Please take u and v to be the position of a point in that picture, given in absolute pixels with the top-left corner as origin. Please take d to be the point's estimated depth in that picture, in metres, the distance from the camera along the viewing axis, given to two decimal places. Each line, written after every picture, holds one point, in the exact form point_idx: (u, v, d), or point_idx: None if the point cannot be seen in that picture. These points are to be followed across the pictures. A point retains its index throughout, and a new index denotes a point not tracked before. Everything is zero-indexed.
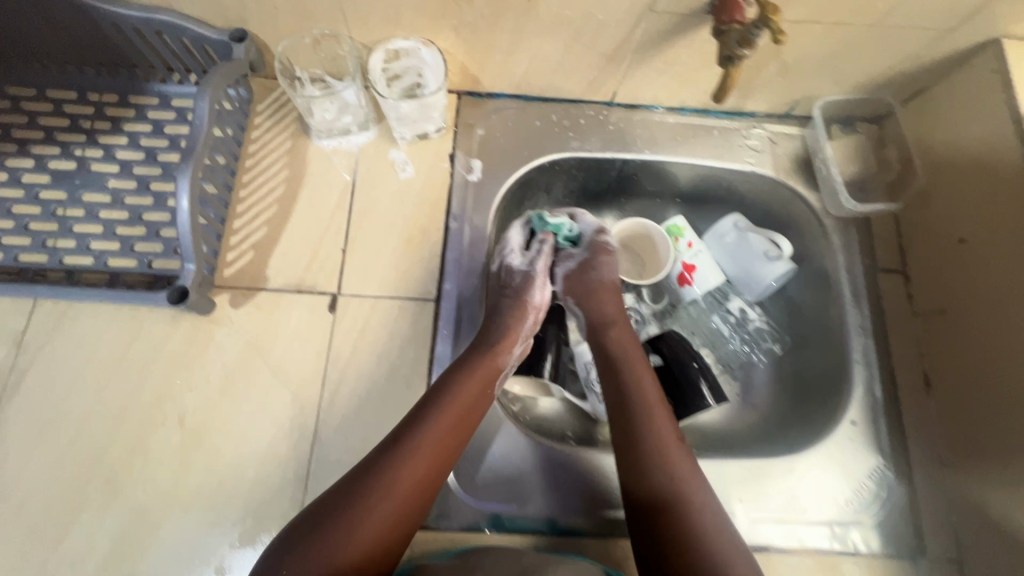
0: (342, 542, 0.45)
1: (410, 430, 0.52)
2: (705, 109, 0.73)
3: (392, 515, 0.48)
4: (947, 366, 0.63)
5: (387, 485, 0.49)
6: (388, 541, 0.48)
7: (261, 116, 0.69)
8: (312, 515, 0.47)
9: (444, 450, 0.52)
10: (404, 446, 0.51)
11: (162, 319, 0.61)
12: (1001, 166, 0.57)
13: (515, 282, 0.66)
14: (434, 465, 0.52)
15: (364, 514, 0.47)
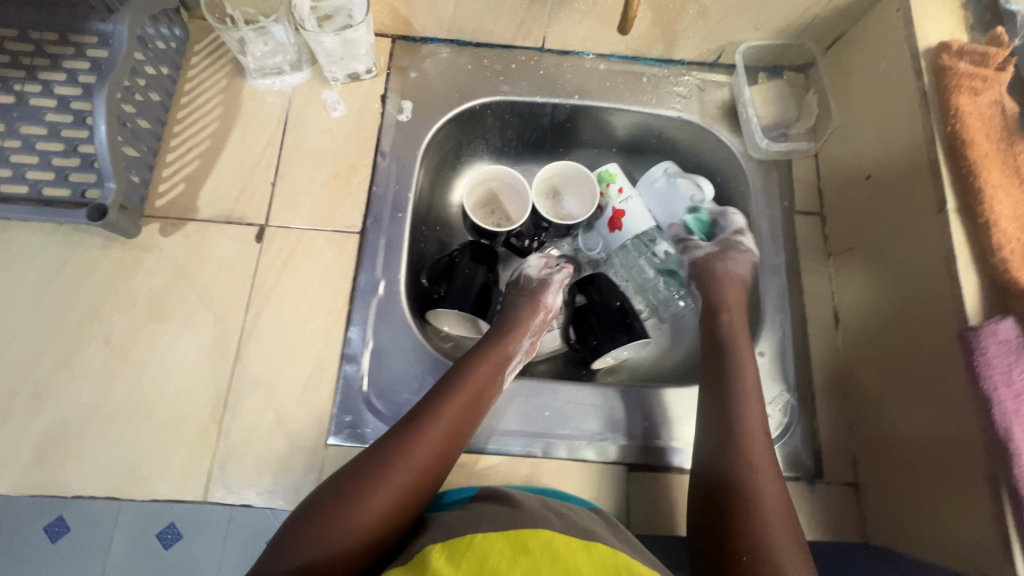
0: (354, 509, 0.48)
1: (424, 408, 0.55)
2: (635, 56, 0.75)
3: (405, 484, 0.50)
4: (852, 301, 0.64)
5: (399, 457, 0.51)
6: (400, 508, 0.50)
7: (198, 56, 0.71)
8: (327, 491, 0.49)
9: (455, 426, 0.55)
10: (418, 422, 0.54)
11: (92, 244, 0.63)
12: (902, 101, 0.59)
13: (532, 286, 0.71)
14: (448, 440, 0.54)
15: (376, 483, 0.49)
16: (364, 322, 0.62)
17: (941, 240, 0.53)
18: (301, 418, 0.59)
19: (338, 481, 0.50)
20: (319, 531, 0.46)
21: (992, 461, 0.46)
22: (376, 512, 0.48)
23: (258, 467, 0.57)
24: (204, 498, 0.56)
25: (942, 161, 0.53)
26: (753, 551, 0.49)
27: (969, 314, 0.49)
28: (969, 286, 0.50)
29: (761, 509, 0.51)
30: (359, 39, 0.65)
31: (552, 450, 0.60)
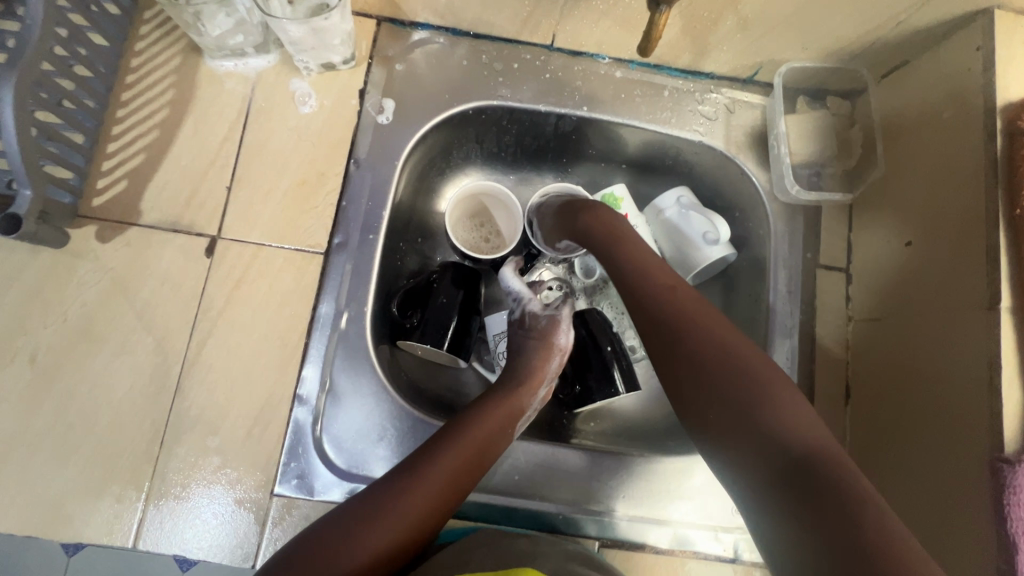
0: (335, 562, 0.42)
1: (421, 457, 0.49)
2: (657, 64, 0.64)
3: (397, 539, 0.45)
4: (868, 379, 0.58)
5: (391, 509, 0.45)
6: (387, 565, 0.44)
7: (148, 26, 0.60)
8: (305, 541, 0.44)
9: (459, 481, 0.49)
10: (414, 474, 0.48)
11: (17, 247, 0.55)
12: (964, 163, 0.50)
13: (541, 326, 0.63)
14: (450, 493, 0.48)
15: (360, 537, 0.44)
16: (322, 358, 0.56)
17: (987, 341, 0.45)
18: (246, 463, 0.54)
19: (316, 531, 0.44)
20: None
21: None
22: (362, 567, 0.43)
23: (195, 514, 0.52)
24: (134, 545, 0.51)
25: (1002, 249, 0.45)
26: (795, 452, 0.42)
27: (1006, 438, 0.43)
28: (1011, 404, 0.43)
29: (766, 404, 0.45)
30: (333, 27, 0.55)
31: (516, 516, 0.55)
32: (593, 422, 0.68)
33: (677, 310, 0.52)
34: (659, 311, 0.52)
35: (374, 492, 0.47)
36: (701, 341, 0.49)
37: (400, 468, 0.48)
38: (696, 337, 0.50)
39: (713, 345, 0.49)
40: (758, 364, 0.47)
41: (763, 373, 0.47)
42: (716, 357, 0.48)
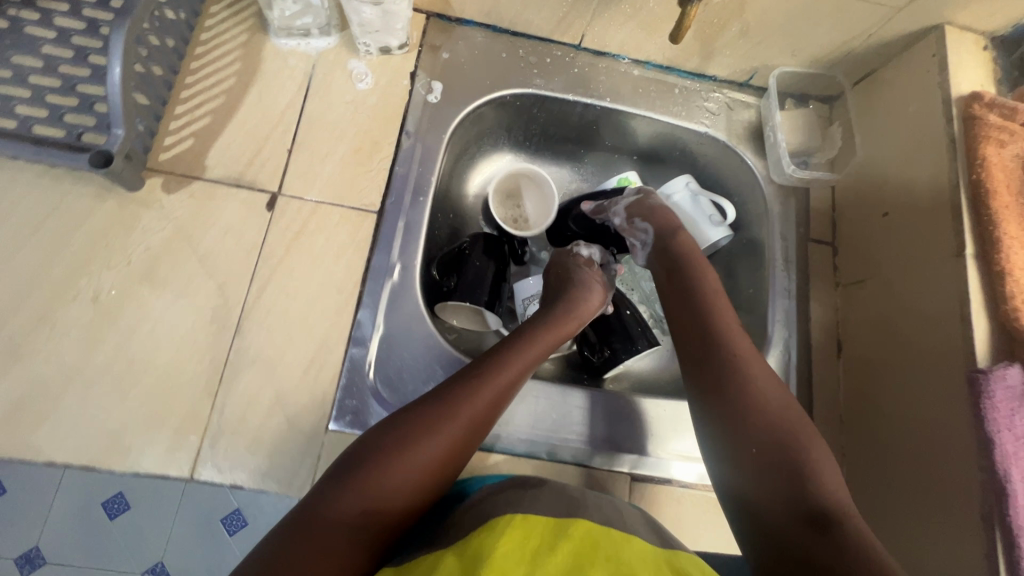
0: (378, 486, 0.43)
1: (455, 388, 0.50)
2: (669, 66, 0.74)
3: (433, 468, 0.46)
4: (857, 332, 0.66)
5: (428, 437, 0.46)
6: (437, 475, 0.46)
7: (218, 6, 0.66)
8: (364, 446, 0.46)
9: (490, 414, 0.50)
10: (448, 402, 0.48)
11: (85, 194, 0.58)
12: (928, 144, 0.60)
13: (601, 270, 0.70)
14: (482, 425, 0.49)
15: (400, 462, 0.44)
16: (376, 306, 0.60)
17: (956, 282, 0.54)
18: (302, 400, 0.56)
19: (374, 438, 0.47)
20: (344, 496, 0.42)
21: (986, 500, 0.48)
22: (403, 493, 0.44)
23: (250, 449, 0.54)
24: (190, 477, 0.53)
25: (964, 208, 0.55)
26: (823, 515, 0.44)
27: (979, 357, 0.51)
28: (980, 330, 0.52)
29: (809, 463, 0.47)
30: (397, 12, 0.62)
31: (556, 453, 0.60)
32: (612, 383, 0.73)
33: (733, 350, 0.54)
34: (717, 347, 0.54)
35: (407, 419, 0.47)
36: (746, 381, 0.52)
37: (433, 396, 0.49)
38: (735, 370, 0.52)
39: (759, 393, 0.51)
40: (791, 417, 0.50)
41: (788, 420, 0.49)
42: (750, 399, 0.51)
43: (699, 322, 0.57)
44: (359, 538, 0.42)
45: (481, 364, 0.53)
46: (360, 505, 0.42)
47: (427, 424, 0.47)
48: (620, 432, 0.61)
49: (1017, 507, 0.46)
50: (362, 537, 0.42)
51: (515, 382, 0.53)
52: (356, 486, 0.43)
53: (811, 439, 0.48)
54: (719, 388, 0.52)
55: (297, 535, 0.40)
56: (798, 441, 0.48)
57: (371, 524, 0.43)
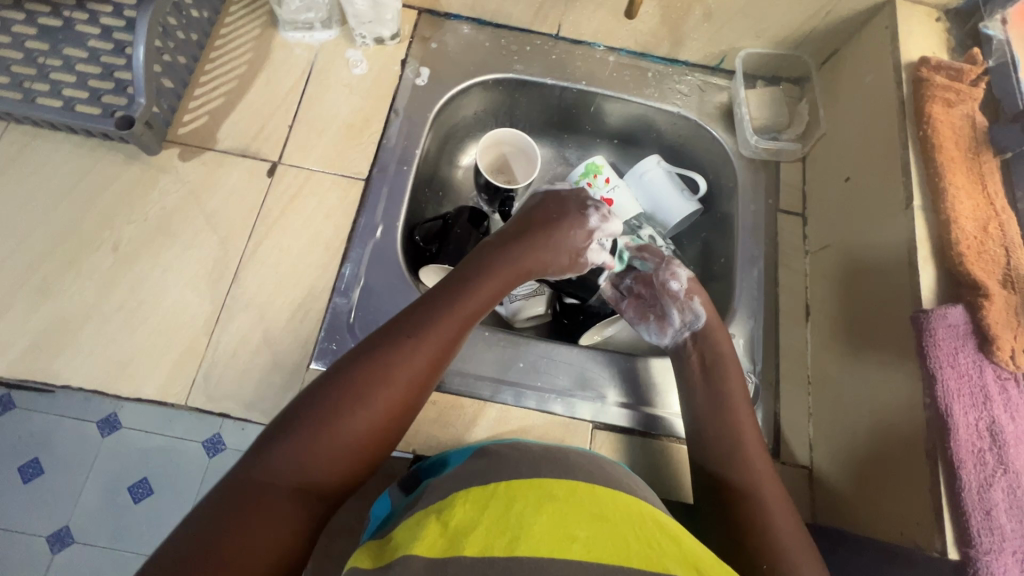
0: (314, 455, 0.44)
1: (382, 355, 0.49)
2: (643, 52, 0.80)
3: (366, 436, 0.47)
4: (823, 294, 0.67)
5: (358, 408, 0.46)
6: (379, 431, 0.48)
7: (236, 5, 0.76)
8: (301, 409, 0.47)
9: (422, 381, 0.50)
10: (373, 369, 0.48)
11: (113, 160, 0.67)
12: (882, 109, 0.63)
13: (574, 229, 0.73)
14: (416, 392, 0.50)
15: (332, 432, 0.45)
16: (360, 260, 0.66)
17: (906, 233, 0.56)
18: (288, 341, 0.62)
19: (310, 399, 0.47)
20: (282, 459, 0.44)
21: (930, 436, 0.48)
22: (337, 464, 0.45)
23: (239, 381, 0.60)
24: (185, 403, 0.59)
25: (913, 164, 0.57)
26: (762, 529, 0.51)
27: (924, 301, 0.52)
28: (927, 276, 0.53)
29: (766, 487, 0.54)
30: (386, 4, 0.70)
31: (522, 399, 0.63)
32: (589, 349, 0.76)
33: (732, 424, 0.57)
34: (717, 420, 0.58)
35: (334, 388, 0.47)
36: (736, 448, 0.56)
37: (360, 359, 0.49)
38: (730, 439, 0.57)
39: (743, 460, 0.56)
40: (767, 492, 0.54)
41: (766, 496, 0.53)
42: (739, 465, 0.55)
43: (704, 392, 0.60)
44: (296, 509, 0.43)
45: (408, 326, 0.52)
46: (296, 478, 0.44)
47: (354, 391, 0.47)
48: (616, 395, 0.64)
49: (957, 441, 0.46)
50: (306, 504, 0.44)
51: (444, 348, 0.52)
52: (290, 457, 0.44)
53: (783, 510, 0.53)
54: (713, 461, 0.56)
55: (229, 503, 0.42)
56: (751, 473, 0.55)
57: (311, 492, 0.44)
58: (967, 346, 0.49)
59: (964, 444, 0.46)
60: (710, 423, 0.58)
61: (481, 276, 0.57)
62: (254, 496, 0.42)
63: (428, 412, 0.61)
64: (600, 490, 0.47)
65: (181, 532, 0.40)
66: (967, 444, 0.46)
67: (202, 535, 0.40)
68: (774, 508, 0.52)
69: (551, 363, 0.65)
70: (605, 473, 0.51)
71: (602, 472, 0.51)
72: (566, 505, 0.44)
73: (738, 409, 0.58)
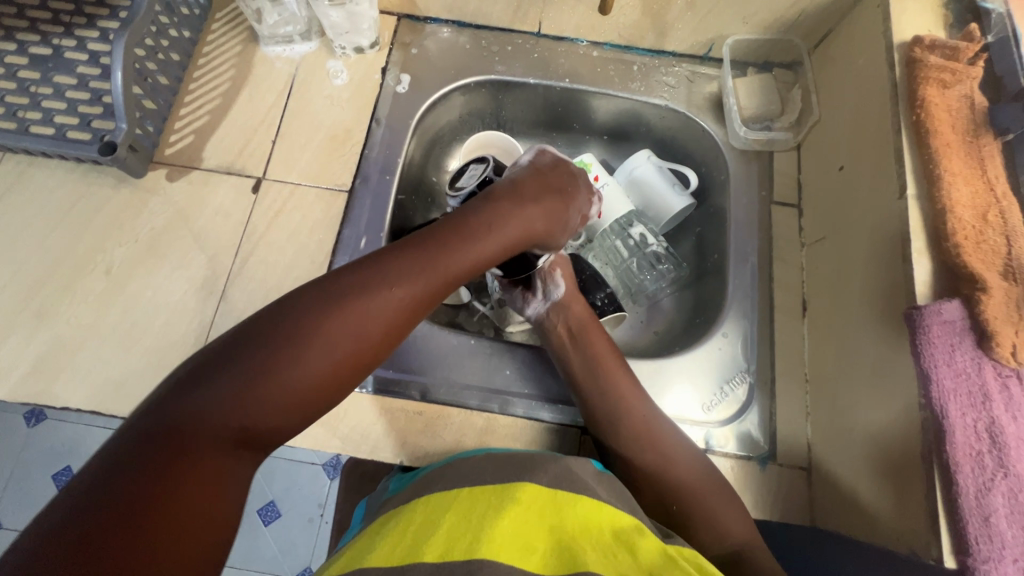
0: (257, 400, 0.38)
1: (351, 293, 0.42)
2: (627, 44, 0.77)
3: (318, 384, 0.40)
4: (819, 289, 0.65)
5: (315, 352, 0.40)
6: (343, 375, 0.42)
7: (218, 23, 0.76)
8: (257, 336, 0.39)
9: (392, 332, 0.44)
10: (341, 307, 0.41)
11: (103, 184, 0.68)
12: (875, 93, 0.60)
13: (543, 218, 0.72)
14: (386, 342, 0.44)
15: (279, 376, 0.39)
16: None
17: (900, 223, 0.53)
18: None
19: (270, 325, 0.40)
20: (224, 395, 0.37)
21: (926, 439, 0.46)
22: (279, 412, 0.39)
23: None
24: None
25: (906, 150, 0.54)
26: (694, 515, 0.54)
27: (919, 296, 0.50)
28: (922, 269, 0.50)
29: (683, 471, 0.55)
30: (362, 12, 0.70)
31: (508, 407, 0.62)
32: None
33: (624, 411, 0.58)
34: (591, 386, 0.60)
35: (289, 322, 0.40)
36: (624, 412, 0.58)
37: (326, 295, 0.41)
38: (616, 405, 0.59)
39: (636, 420, 0.58)
40: (669, 452, 0.57)
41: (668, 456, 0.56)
42: (641, 434, 0.58)
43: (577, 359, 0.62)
44: (224, 458, 0.37)
45: (389, 265, 0.44)
46: (233, 419, 0.37)
47: (323, 333, 0.40)
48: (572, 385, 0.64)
49: (953, 443, 0.44)
50: (236, 453, 0.38)
51: (433, 292, 0.46)
52: (226, 397, 0.37)
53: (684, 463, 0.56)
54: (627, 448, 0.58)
55: (145, 444, 0.35)
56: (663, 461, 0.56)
57: (239, 440, 0.38)
58: (963, 343, 0.46)
59: (961, 446, 0.44)
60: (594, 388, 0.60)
61: (490, 225, 0.52)
62: (182, 436, 0.36)
63: (414, 422, 0.61)
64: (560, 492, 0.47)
65: (87, 472, 0.33)
66: (964, 447, 0.44)
67: (119, 475, 0.33)
68: (679, 463, 0.56)
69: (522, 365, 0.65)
70: (571, 472, 0.51)
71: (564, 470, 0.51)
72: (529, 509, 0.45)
73: (614, 374, 0.60)
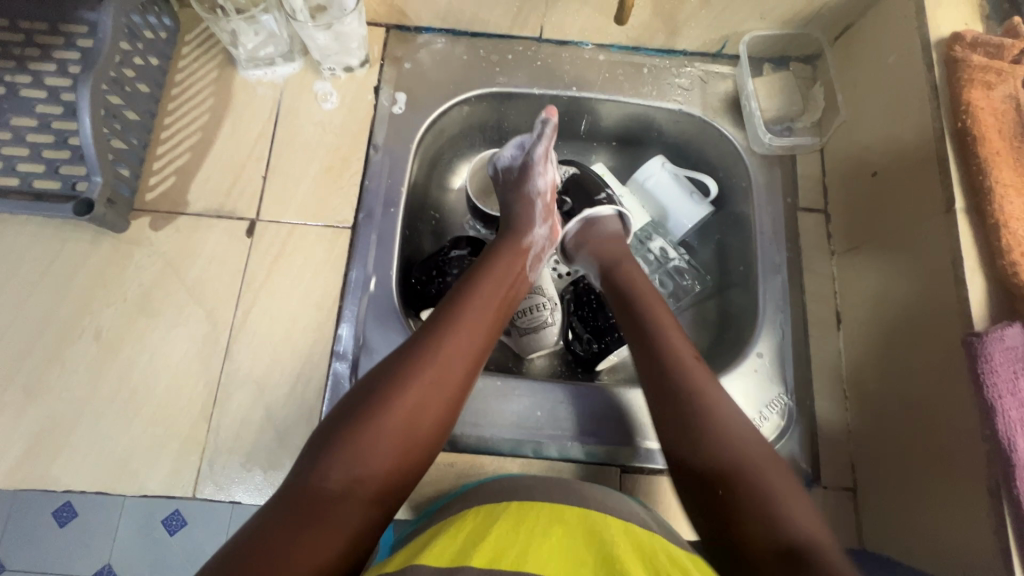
0: (363, 449, 0.45)
1: (417, 349, 0.51)
2: (636, 46, 0.73)
3: (410, 425, 0.48)
4: (854, 301, 0.63)
5: (400, 400, 0.48)
6: (432, 420, 0.49)
7: (188, 46, 0.69)
8: (352, 405, 0.48)
9: (462, 375, 0.51)
10: (414, 363, 0.50)
11: (81, 239, 0.62)
12: (910, 94, 0.56)
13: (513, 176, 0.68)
14: (457, 385, 0.51)
15: (375, 427, 0.46)
16: (357, 318, 0.62)
17: (948, 239, 0.51)
18: (291, 416, 0.59)
19: (360, 394, 0.49)
20: (338, 457, 0.45)
21: (992, 472, 0.44)
22: (384, 458, 0.46)
23: (247, 465, 0.57)
24: (193, 495, 0.56)
25: (951, 160, 0.51)
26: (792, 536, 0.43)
27: (975, 319, 0.48)
28: (976, 289, 0.48)
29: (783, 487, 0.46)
30: (349, 30, 0.64)
31: (542, 449, 0.61)
32: (606, 377, 0.72)
33: (698, 398, 0.51)
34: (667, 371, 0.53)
35: (374, 385, 0.49)
36: (691, 395, 0.51)
37: (396, 357, 0.51)
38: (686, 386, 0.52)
39: (708, 403, 0.51)
40: (762, 459, 0.48)
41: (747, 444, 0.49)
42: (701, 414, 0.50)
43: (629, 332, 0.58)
44: (354, 508, 0.44)
45: (437, 320, 0.53)
46: (345, 476, 0.44)
47: (400, 383, 0.49)
48: (627, 427, 0.61)
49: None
50: (356, 503, 0.44)
51: (481, 324, 0.54)
52: (339, 463, 0.45)
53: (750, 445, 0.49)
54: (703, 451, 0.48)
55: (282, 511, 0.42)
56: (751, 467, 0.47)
57: (359, 491, 0.44)
58: None
59: None
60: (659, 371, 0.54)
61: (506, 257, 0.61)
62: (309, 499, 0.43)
63: (446, 475, 0.59)
64: (609, 518, 0.46)
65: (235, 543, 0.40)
66: None
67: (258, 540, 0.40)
68: (772, 470, 0.47)
69: (567, 403, 0.62)
70: (620, 502, 0.50)
71: (612, 500, 0.50)
72: (575, 530, 0.44)
73: (686, 363, 0.53)
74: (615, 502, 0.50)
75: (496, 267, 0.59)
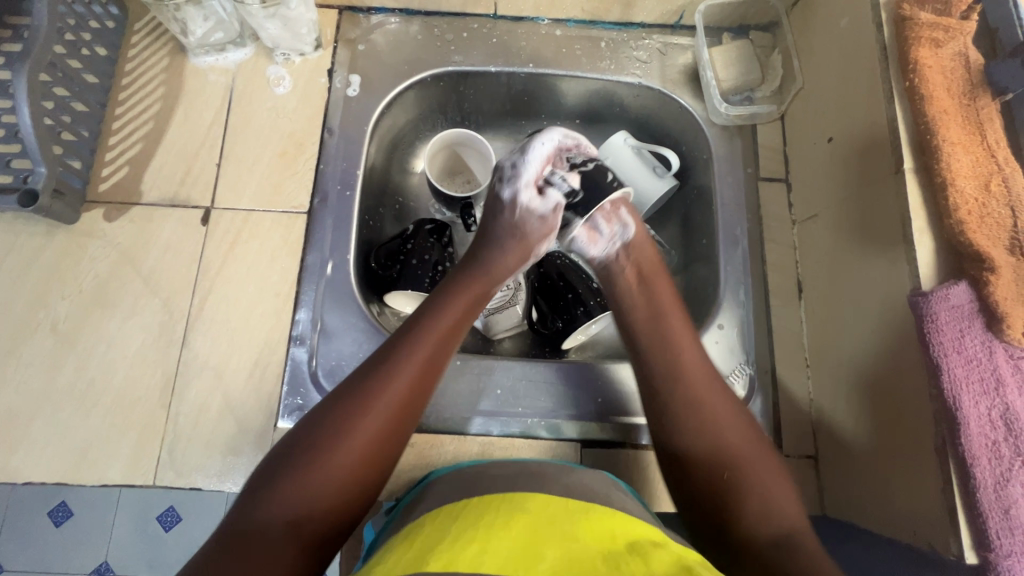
0: (308, 484, 0.44)
1: (364, 379, 0.49)
2: (592, 20, 0.72)
3: (358, 459, 0.47)
4: (814, 270, 0.62)
5: (348, 427, 0.47)
6: (381, 445, 0.48)
7: (138, 35, 0.68)
8: (301, 433, 0.47)
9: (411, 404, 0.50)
10: (362, 389, 0.49)
11: (32, 233, 0.62)
12: (862, 54, 0.56)
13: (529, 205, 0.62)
14: (408, 406, 0.50)
15: (321, 460, 0.45)
16: (318, 302, 0.62)
17: (897, 199, 0.50)
18: (250, 401, 0.59)
19: (309, 424, 0.48)
20: (282, 493, 0.44)
21: (940, 431, 0.44)
22: (328, 493, 0.45)
23: (208, 451, 0.57)
24: (153, 482, 0.56)
25: (901, 117, 0.51)
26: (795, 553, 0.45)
27: (924, 279, 0.47)
28: (925, 249, 0.48)
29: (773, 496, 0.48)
30: (295, 13, 0.63)
31: (504, 426, 0.60)
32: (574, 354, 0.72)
33: (683, 387, 0.54)
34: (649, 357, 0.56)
35: (322, 415, 0.48)
36: (694, 409, 0.53)
37: (341, 394, 0.49)
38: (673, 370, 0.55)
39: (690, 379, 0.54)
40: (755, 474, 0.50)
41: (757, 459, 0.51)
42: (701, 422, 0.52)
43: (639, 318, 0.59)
44: (300, 543, 0.43)
45: (390, 344, 0.52)
46: (287, 510, 0.43)
47: (350, 411, 0.48)
48: (590, 396, 0.62)
49: (970, 435, 0.42)
50: (306, 536, 0.43)
51: (436, 340, 0.53)
52: (280, 498, 0.44)
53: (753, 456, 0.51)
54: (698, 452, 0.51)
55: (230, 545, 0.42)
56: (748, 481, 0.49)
57: (306, 524, 0.44)
58: (973, 328, 0.44)
59: (976, 438, 0.42)
60: (657, 372, 0.55)
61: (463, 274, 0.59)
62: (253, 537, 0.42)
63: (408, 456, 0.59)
64: (574, 503, 0.45)
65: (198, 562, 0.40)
66: (979, 438, 0.42)
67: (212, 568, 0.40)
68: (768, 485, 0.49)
69: (524, 378, 0.62)
70: (582, 484, 0.49)
71: (582, 486, 0.49)
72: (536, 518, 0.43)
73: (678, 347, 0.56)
74: (575, 484, 0.49)
75: (455, 287, 0.58)
